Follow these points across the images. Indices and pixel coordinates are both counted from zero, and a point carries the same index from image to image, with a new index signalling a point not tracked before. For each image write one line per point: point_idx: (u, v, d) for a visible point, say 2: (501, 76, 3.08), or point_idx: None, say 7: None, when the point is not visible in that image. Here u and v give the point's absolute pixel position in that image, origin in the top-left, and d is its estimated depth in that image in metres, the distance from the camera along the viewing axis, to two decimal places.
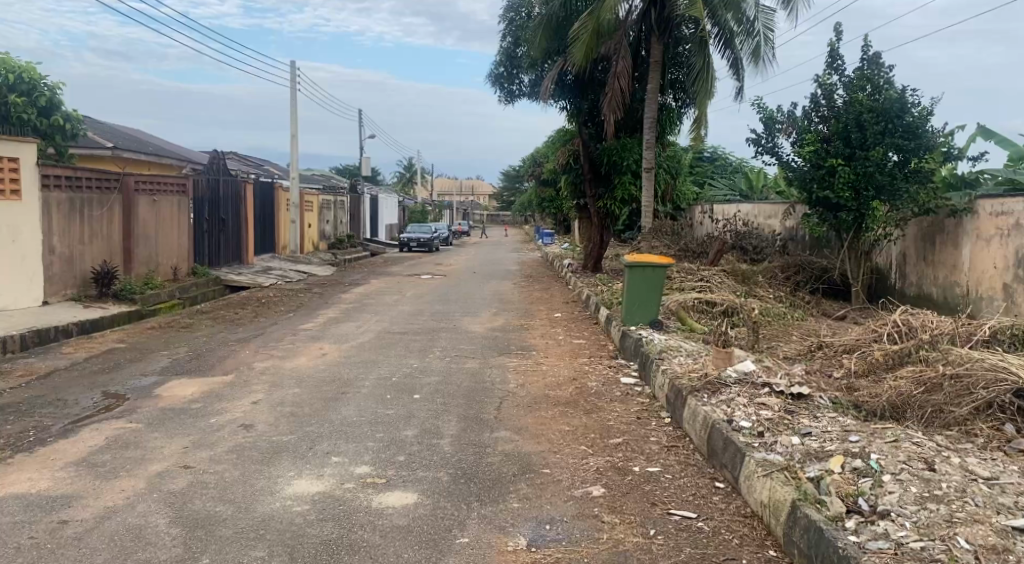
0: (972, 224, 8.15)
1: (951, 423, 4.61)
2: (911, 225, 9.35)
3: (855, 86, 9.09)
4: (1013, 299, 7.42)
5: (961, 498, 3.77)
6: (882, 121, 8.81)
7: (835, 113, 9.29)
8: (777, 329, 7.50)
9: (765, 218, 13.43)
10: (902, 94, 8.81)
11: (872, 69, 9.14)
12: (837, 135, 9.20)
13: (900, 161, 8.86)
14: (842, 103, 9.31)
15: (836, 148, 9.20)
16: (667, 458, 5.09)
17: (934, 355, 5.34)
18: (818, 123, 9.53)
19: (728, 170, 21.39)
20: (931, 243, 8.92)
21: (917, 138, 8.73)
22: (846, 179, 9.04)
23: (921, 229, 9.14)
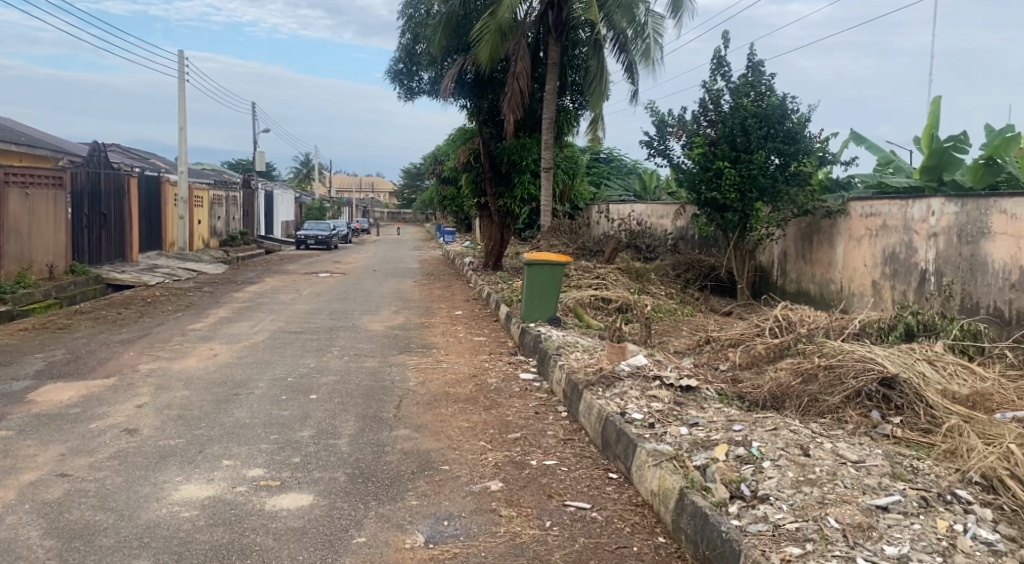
0: (846, 225, 8.73)
1: (824, 411, 4.93)
2: (791, 226, 9.92)
3: (740, 92, 9.52)
4: (880, 294, 8.01)
5: (832, 480, 4.10)
6: (765, 126, 9.33)
7: (723, 117, 9.71)
8: (668, 326, 7.77)
9: (658, 218, 13.90)
10: (782, 101, 9.37)
11: (755, 76, 9.61)
12: (723, 139, 9.61)
13: (781, 164, 9.43)
14: (728, 108, 9.74)
15: (723, 151, 9.61)
16: (563, 450, 5.21)
17: (810, 348, 5.68)
18: (706, 126, 9.96)
19: (622, 172, 22.12)
20: (809, 243, 9.47)
21: (796, 143, 9.32)
22: (732, 182, 9.44)
23: (800, 229, 9.71)
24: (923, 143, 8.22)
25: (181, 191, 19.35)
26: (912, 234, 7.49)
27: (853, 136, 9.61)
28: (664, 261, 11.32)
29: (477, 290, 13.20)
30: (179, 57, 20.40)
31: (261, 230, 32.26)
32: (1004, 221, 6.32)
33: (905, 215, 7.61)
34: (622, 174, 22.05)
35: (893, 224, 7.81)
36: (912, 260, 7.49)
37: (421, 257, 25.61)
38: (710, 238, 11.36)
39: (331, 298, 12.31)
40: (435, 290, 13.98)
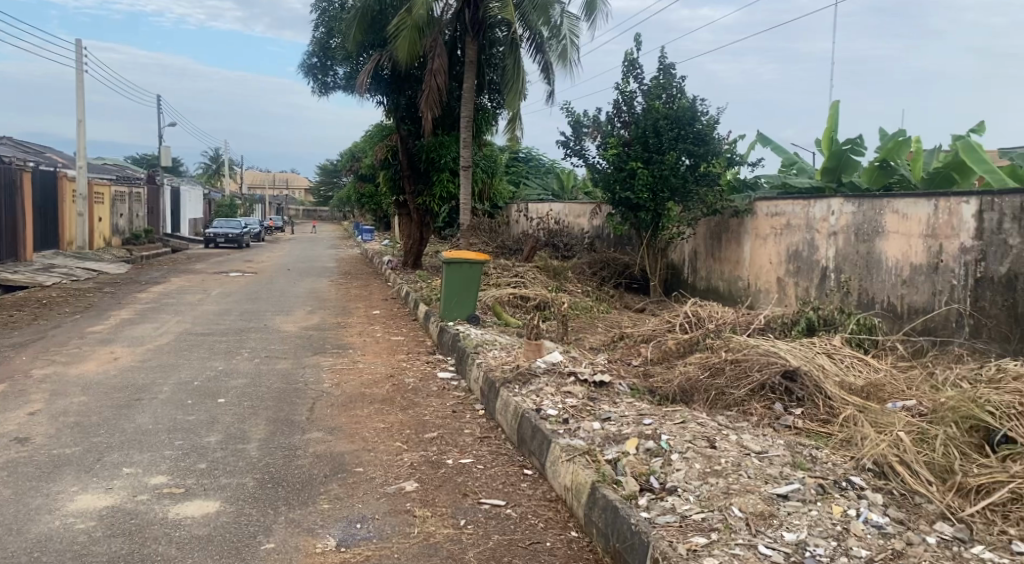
0: (752, 224, 9.05)
1: (731, 404, 5.08)
2: (701, 225, 10.21)
3: (653, 94, 9.75)
4: (785, 291, 8.34)
5: (736, 471, 4.24)
6: (675, 128, 9.52)
7: (636, 119, 9.93)
8: (584, 323, 7.90)
9: (575, 217, 14.15)
10: (692, 103, 9.60)
11: (667, 78, 9.85)
12: (636, 140, 9.83)
13: (691, 165, 9.66)
14: (640, 110, 9.96)
15: (636, 151, 9.82)
16: (479, 448, 5.22)
17: (718, 342, 5.86)
18: (620, 127, 10.18)
19: (541, 171, 22.37)
20: (718, 242, 9.78)
21: (706, 145, 9.57)
22: (646, 182, 9.64)
23: (709, 228, 10.01)
24: (823, 146, 8.55)
25: (80, 187, 18.44)
26: (813, 232, 7.83)
27: (759, 139, 9.98)
28: (581, 259, 11.47)
29: (394, 290, 13.00)
30: (76, 46, 19.43)
31: (167, 228, 31.06)
32: (896, 221, 6.68)
33: (807, 215, 7.94)
34: (541, 174, 22.31)
35: (795, 223, 8.15)
36: (814, 258, 7.83)
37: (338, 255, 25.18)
38: (625, 236, 11.58)
39: (243, 298, 11.96)
40: (352, 289, 13.63)
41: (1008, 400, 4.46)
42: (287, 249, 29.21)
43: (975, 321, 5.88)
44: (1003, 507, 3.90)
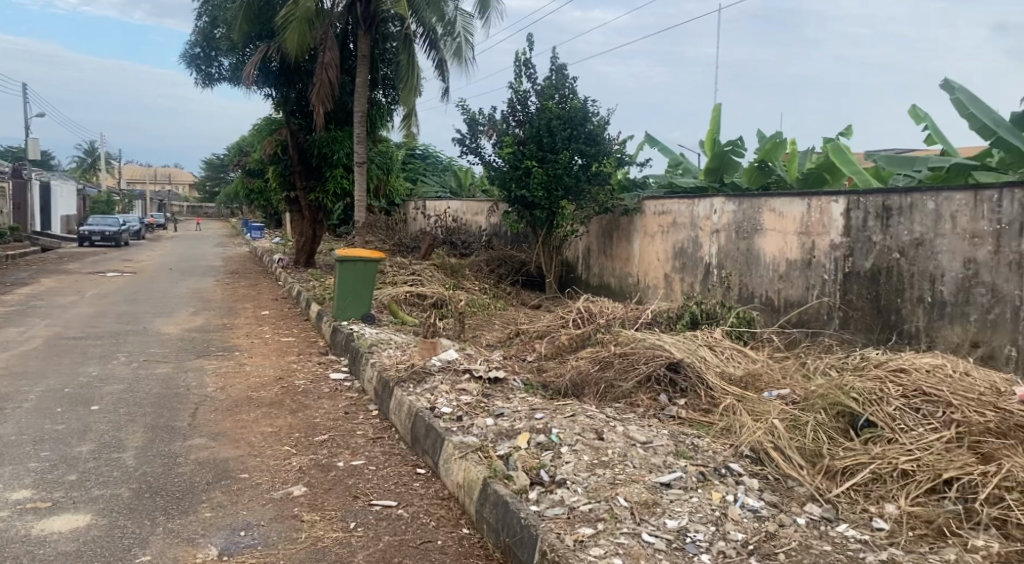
0: (641, 223, 9.32)
1: (619, 396, 5.21)
2: (593, 222, 10.43)
3: (546, 94, 9.88)
4: (671, 286, 8.63)
5: (622, 461, 4.36)
6: (568, 128, 9.68)
7: (530, 118, 10.04)
8: (481, 320, 7.93)
9: (472, 214, 14.19)
10: (584, 103, 9.78)
11: (560, 79, 10.01)
12: (530, 139, 9.96)
13: (584, 164, 9.85)
14: (534, 109, 10.08)
15: (531, 150, 9.94)
16: (372, 449, 5.15)
17: (608, 337, 6.01)
18: (515, 126, 10.29)
19: (439, 168, 22.37)
20: (610, 240, 10.03)
21: (598, 145, 9.79)
22: (540, 181, 9.73)
23: (601, 226, 10.24)
24: (707, 147, 8.87)
25: None
26: (697, 230, 8.13)
27: (646, 139, 10.28)
28: (479, 256, 11.48)
29: (284, 289, 12.65)
30: None
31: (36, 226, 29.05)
32: (773, 219, 7.03)
33: (692, 213, 8.24)
34: (438, 170, 22.22)
35: (681, 221, 8.44)
36: (699, 254, 8.13)
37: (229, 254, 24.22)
38: (522, 234, 11.68)
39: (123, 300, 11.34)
40: (239, 289, 13.18)
41: (870, 387, 4.80)
42: (172, 248, 27.95)
43: (844, 313, 6.30)
44: (865, 487, 4.19)
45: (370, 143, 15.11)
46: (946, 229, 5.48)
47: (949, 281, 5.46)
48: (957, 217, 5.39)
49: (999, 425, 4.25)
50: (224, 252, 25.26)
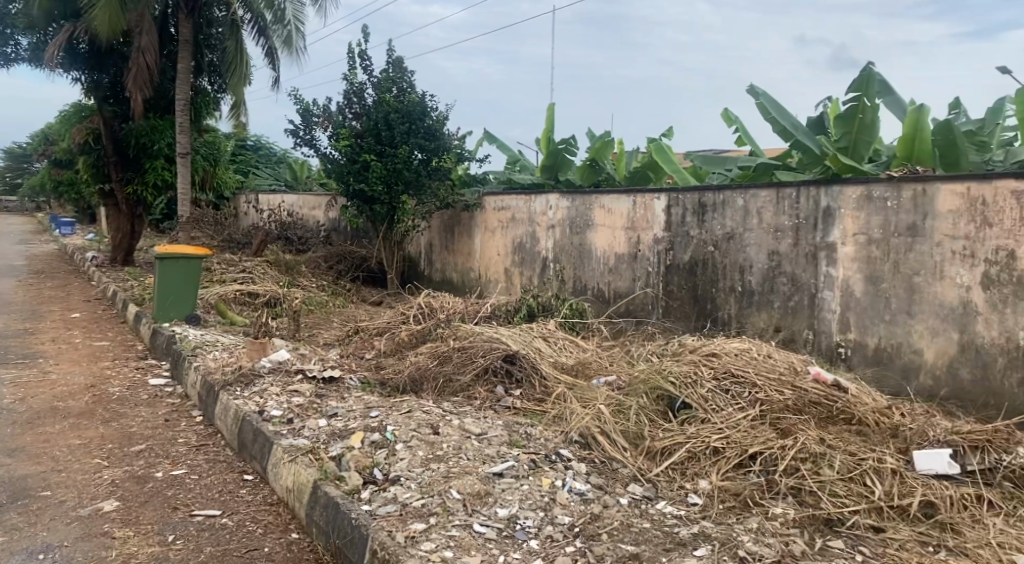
0: (481, 218, 9.44)
1: (457, 390, 5.23)
2: (435, 218, 10.45)
3: (383, 87, 9.72)
4: (511, 280, 8.82)
5: (456, 454, 4.38)
6: (407, 122, 9.62)
7: (367, 111, 9.87)
8: (318, 318, 7.74)
9: (310, 209, 13.84)
10: (422, 98, 9.73)
11: (397, 73, 9.91)
12: (368, 132, 9.70)
13: (424, 159, 9.82)
14: (371, 102, 9.93)
15: (369, 144, 9.70)
16: (195, 458, 4.88)
17: (447, 332, 6.04)
18: (352, 118, 10.05)
19: (272, 160, 21.58)
20: (451, 235, 10.09)
21: (437, 140, 9.79)
22: (380, 175, 9.55)
23: (443, 221, 10.27)
24: (543, 145, 8.96)
25: None
26: (535, 225, 8.34)
27: (484, 135, 10.39)
28: (317, 252, 11.15)
29: (100, 289, 11.73)
30: None
31: None
32: (603, 215, 7.33)
33: (529, 209, 8.43)
34: (271, 164, 21.22)
35: (519, 217, 8.62)
36: (536, 249, 8.35)
37: (33, 253, 21.99)
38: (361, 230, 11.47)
39: None
40: (45, 290, 12.23)
41: (686, 370, 5.12)
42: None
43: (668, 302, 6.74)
44: (681, 465, 4.46)
45: (195, 133, 14.18)
46: (753, 224, 5.98)
47: (756, 272, 5.99)
48: (762, 213, 5.90)
49: (795, 402, 4.72)
50: (28, 251, 22.80)
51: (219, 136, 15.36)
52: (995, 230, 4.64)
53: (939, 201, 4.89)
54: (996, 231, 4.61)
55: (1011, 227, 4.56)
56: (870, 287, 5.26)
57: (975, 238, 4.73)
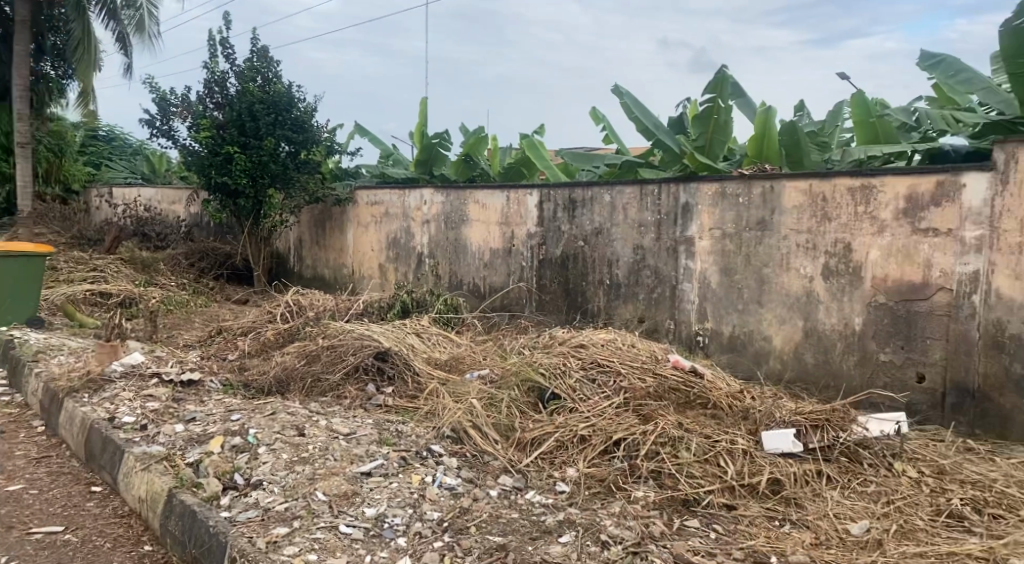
0: (353, 213, 9.29)
1: (326, 389, 5.12)
2: (304, 212, 10.18)
3: (246, 76, 9.22)
4: (385, 275, 8.74)
5: (323, 455, 4.29)
6: (272, 113, 9.17)
7: (229, 101, 9.32)
8: (178, 318, 7.40)
9: (169, 204, 13.16)
10: (288, 89, 9.33)
11: (262, 63, 9.39)
12: (231, 123, 9.20)
13: (292, 152, 9.43)
14: (234, 92, 9.37)
15: (231, 135, 9.19)
16: (34, 472, 4.54)
17: (315, 330, 5.91)
18: (213, 109, 9.46)
19: (126, 151, 20.28)
20: (322, 230, 9.88)
21: (305, 132, 9.41)
22: (243, 168, 9.12)
23: (313, 215, 10.02)
24: (417, 138, 8.82)
25: None
26: (409, 220, 8.30)
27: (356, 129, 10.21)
28: (176, 249, 10.60)
29: None
30: None
31: None
32: (477, 210, 7.42)
33: (402, 204, 8.37)
34: (126, 155, 19.94)
35: (393, 212, 8.54)
36: (411, 244, 8.31)
37: None
38: (225, 225, 10.99)
39: None
40: None
41: (555, 362, 5.23)
42: None
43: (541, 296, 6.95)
44: (550, 455, 4.56)
45: (33, 119, 12.77)
46: (619, 219, 6.25)
47: (622, 265, 6.28)
48: (627, 209, 6.17)
49: (656, 389, 4.93)
50: None
51: (64, 125, 14.31)
52: (833, 224, 5.08)
53: (784, 197, 5.30)
54: (835, 225, 5.06)
55: (846, 222, 5.03)
56: (724, 278, 5.65)
57: (816, 231, 5.17)
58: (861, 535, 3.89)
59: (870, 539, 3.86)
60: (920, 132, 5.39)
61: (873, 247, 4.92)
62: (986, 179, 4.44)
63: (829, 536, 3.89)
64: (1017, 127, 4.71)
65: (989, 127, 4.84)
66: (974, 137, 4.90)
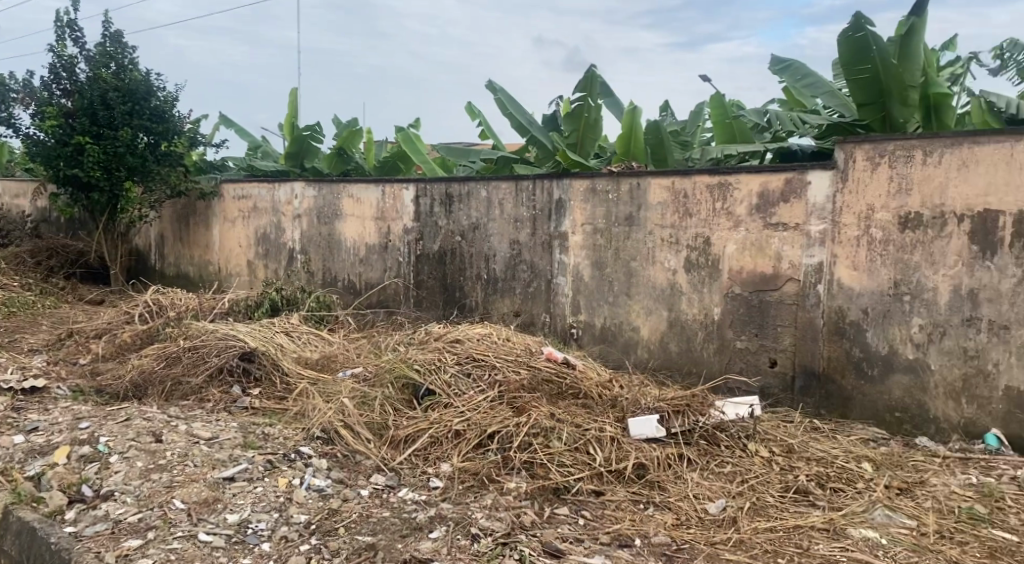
0: (219, 208, 8.95)
1: (188, 393, 4.92)
2: (166, 207, 9.69)
3: (98, 62, 8.54)
4: (255, 272, 8.47)
5: (182, 461, 4.09)
6: (129, 102, 8.55)
7: (79, 88, 8.58)
8: (22, 321, 6.86)
9: (10, 198, 12.15)
10: (147, 76, 8.72)
11: (116, 47, 8.74)
12: (81, 112, 8.51)
13: (151, 143, 8.84)
14: (84, 79, 8.66)
15: (81, 125, 8.50)
16: None
17: (175, 331, 5.63)
18: (60, 96, 8.65)
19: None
20: (185, 225, 9.46)
21: (165, 122, 8.85)
22: (96, 159, 8.50)
23: (175, 211, 9.57)
24: (287, 130, 8.54)
25: None
26: (279, 215, 8.07)
27: (220, 119, 9.76)
28: (20, 247, 9.85)
29: None
30: None
31: None
32: (351, 204, 7.32)
33: (272, 198, 8.12)
34: None
35: (262, 206, 8.27)
36: (281, 240, 8.09)
37: None
38: (76, 221, 10.31)
39: None
40: None
41: (430, 357, 5.23)
42: None
43: (418, 294, 6.97)
44: (424, 451, 4.55)
45: None
46: (496, 214, 6.35)
47: (499, 260, 6.39)
48: (504, 204, 6.28)
49: (530, 382, 5.02)
50: None
51: None
52: (694, 219, 5.44)
53: (649, 193, 5.60)
54: (696, 221, 5.42)
55: (706, 217, 5.40)
56: (596, 272, 5.89)
57: (678, 226, 5.52)
58: (718, 514, 4.12)
59: (726, 516, 4.09)
60: (771, 132, 5.81)
61: (729, 240, 5.32)
62: (828, 176, 4.92)
63: (689, 516, 4.09)
64: (855, 129, 5.13)
65: (831, 128, 5.25)
66: (818, 138, 5.30)
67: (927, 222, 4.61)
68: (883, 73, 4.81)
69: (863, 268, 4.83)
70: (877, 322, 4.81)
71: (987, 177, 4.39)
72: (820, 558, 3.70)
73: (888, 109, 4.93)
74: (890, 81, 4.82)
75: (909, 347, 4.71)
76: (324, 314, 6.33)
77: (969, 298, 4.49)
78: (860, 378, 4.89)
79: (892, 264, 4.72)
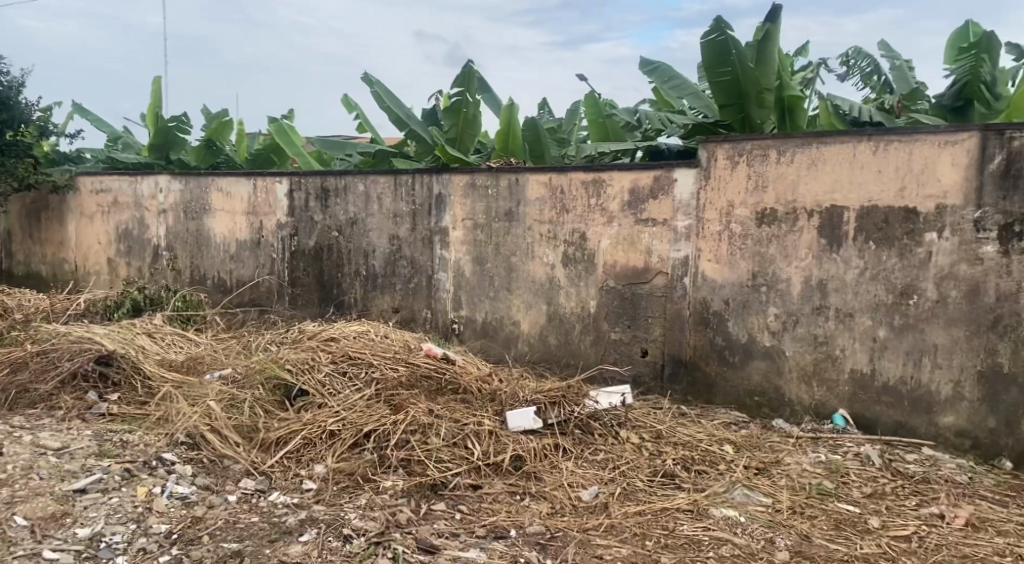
0: (75, 202, 8.36)
1: (36, 401, 4.62)
2: (12, 202, 8.97)
3: None
4: (116, 271, 7.99)
5: (25, 475, 3.81)
6: None
7: None
8: None
9: None
10: None
11: None
12: None
13: None
14: None
15: None
16: None
17: (23, 335, 5.30)
18: None
19: None
20: (36, 221, 8.80)
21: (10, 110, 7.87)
22: None
23: (24, 206, 8.88)
24: (149, 119, 8.06)
25: None
26: (142, 210, 7.66)
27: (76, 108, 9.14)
28: None
29: None
30: None
31: None
32: (220, 198, 7.07)
33: (134, 192, 7.69)
34: None
35: (123, 200, 7.81)
36: (145, 236, 7.69)
37: None
38: None
39: None
40: None
41: (303, 357, 5.13)
42: None
43: (293, 292, 6.80)
44: (297, 453, 4.43)
45: None
46: (374, 209, 6.29)
47: (378, 256, 6.34)
48: (382, 199, 6.22)
49: (407, 379, 5.00)
50: None
51: None
52: (571, 215, 5.56)
53: (528, 189, 5.68)
54: (572, 216, 5.55)
55: (581, 213, 5.53)
56: (476, 267, 5.93)
57: (555, 222, 5.63)
58: (590, 500, 4.23)
59: (599, 503, 4.21)
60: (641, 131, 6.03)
61: (603, 235, 5.48)
62: (694, 174, 5.17)
63: (563, 504, 4.18)
64: (717, 130, 5.41)
65: (695, 128, 5.51)
66: (684, 138, 5.57)
67: (780, 217, 4.92)
68: (742, 77, 5.09)
69: (725, 261, 5.11)
70: (738, 312, 5.10)
71: (833, 175, 4.73)
72: (684, 538, 3.87)
73: (746, 110, 5.23)
74: (748, 84, 5.10)
75: (765, 335, 5.03)
76: (190, 313, 6.10)
77: (818, 288, 4.84)
78: (722, 364, 5.19)
79: (750, 258, 5.02)
